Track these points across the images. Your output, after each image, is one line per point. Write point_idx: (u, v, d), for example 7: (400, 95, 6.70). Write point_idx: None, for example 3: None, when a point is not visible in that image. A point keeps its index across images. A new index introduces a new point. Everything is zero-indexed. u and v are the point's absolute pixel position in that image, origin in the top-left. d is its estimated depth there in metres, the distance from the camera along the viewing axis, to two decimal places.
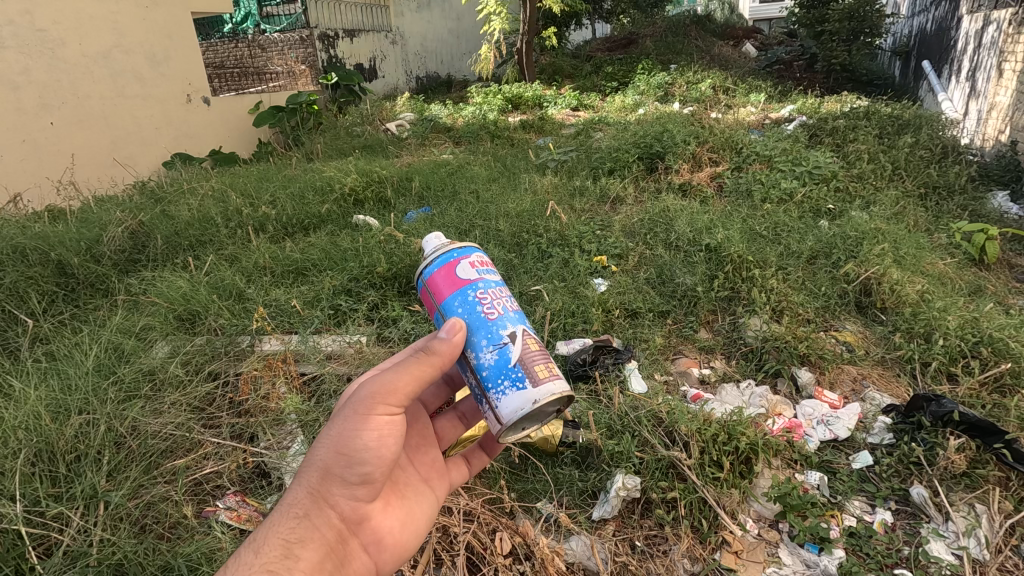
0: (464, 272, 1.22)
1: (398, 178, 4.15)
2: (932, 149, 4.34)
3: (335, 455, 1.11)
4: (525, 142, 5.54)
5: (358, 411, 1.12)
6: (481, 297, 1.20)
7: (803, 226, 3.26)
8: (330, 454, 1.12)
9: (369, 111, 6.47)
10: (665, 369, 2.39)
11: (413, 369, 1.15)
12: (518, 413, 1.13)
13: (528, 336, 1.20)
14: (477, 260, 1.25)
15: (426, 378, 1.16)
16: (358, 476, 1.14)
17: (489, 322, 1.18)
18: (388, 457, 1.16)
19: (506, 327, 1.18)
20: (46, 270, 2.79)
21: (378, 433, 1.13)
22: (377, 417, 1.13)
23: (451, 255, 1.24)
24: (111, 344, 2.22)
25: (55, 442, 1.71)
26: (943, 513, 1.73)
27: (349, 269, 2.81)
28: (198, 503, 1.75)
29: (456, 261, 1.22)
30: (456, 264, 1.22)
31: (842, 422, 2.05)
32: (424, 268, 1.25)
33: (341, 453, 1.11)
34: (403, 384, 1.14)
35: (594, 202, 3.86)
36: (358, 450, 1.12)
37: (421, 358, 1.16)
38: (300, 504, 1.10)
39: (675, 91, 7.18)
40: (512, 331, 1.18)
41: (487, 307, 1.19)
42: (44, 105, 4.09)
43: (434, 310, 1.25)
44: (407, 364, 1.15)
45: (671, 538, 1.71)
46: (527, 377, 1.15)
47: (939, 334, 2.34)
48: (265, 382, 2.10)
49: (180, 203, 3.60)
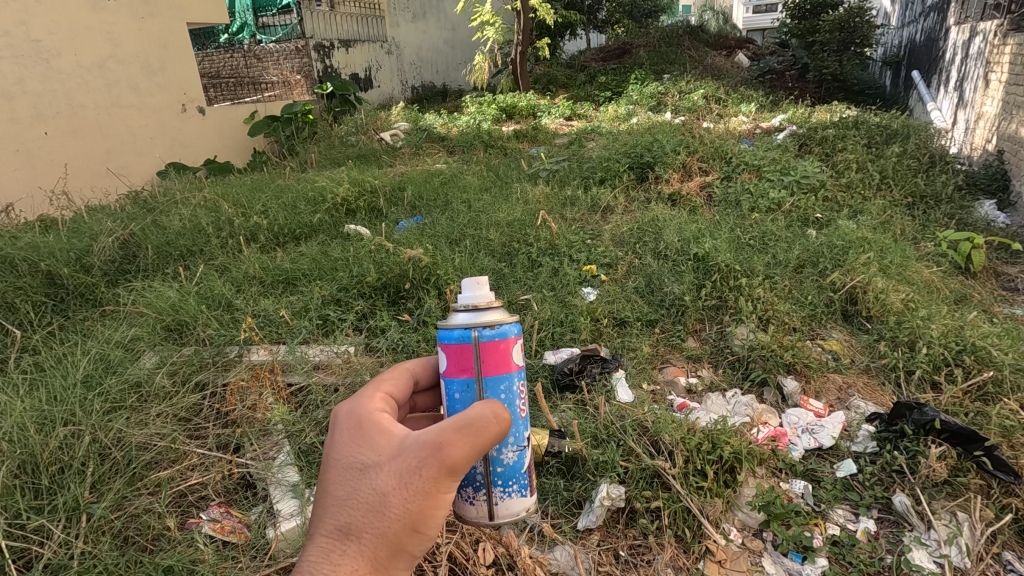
0: (518, 354, 1.18)
1: (390, 188, 4.17)
2: (920, 158, 4.39)
3: (407, 532, 1.01)
4: (518, 151, 5.58)
5: (435, 489, 1.00)
6: (524, 388, 1.20)
7: (791, 235, 3.28)
8: (402, 530, 1.00)
9: (364, 121, 6.50)
10: (652, 378, 2.41)
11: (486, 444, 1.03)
12: (514, 515, 1.22)
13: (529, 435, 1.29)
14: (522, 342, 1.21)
15: None
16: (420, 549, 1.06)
17: (519, 420, 1.22)
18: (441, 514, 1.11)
19: (527, 430, 1.25)
20: (35, 280, 2.78)
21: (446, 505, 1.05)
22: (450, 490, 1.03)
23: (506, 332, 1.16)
24: (97, 355, 2.21)
25: (39, 453, 1.71)
26: (925, 522, 1.73)
27: (339, 278, 2.82)
28: (182, 515, 1.74)
29: (516, 339, 1.18)
30: (515, 344, 1.17)
31: (827, 431, 2.06)
32: (486, 327, 1.13)
33: (413, 529, 1.01)
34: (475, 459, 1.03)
35: (585, 212, 3.88)
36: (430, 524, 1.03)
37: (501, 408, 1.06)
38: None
39: (667, 100, 7.24)
40: (529, 434, 1.26)
41: (523, 403, 1.22)
42: (38, 115, 4.10)
43: (471, 375, 1.14)
44: (486, 437, 1.02)
45: (654, 547, 1.72)
46: (531, 484, 1.25)
47: (922, 343, 2.37)
48: (252, 393, 2.11)
49: (172, 213, 3.61)
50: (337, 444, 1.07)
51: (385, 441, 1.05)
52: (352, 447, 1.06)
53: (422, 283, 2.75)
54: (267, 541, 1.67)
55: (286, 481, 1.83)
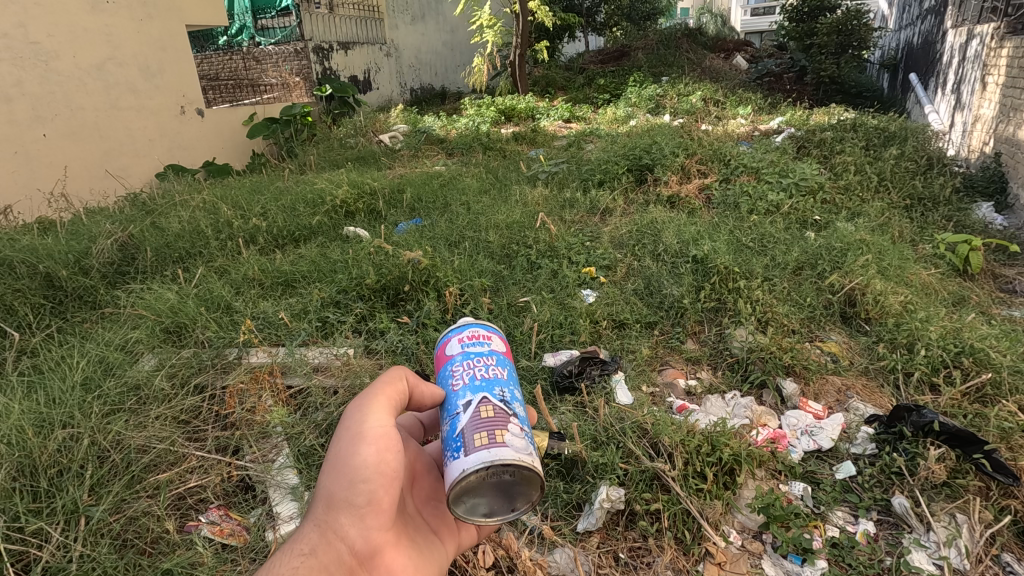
0: (451, 346, 1.28)
1: (389, 190, 4.18)
2: (918, 161, 4.40)
3: (335, 481, 1.11)
4: (516, 153, 5.58)
5: (349, 428, 1.14)
6: (455, 368, 1.23)
7: (789, 238, 3.29)
8: (331, 479, 1.12)
9: (363, 123, 6.50)
10: (651, 380, 2.41)
11: (390, 387, 1.19)
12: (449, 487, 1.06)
13: (485, 404, 1.14)
14: (470, 333, 1.29)
15: (406, 389, 1.21)
16: (360, 500, 1.11)
17: (454, 395, 1.19)
18: (391, 475, 1.13)
19: (461, 398, 1.17)
20: (33, 283, 2.77)
21: (373, 450, 1.12)
22: (369, 432, 1.14)
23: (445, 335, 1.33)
24: (96, 358, 2.20)
25: (38, 456, 1.70)
26: (924, 523, 1.74)
27: (338, 280, 2.82)
28: (181, 518, 1.74)
29: (450, 337, 1.30)
30: (448, 341, 1.30)
31: (826, 432, 2.06)
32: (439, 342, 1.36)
33: (340, 475, 1.11)
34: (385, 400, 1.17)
35: (584, 214, 3.89)
36: (355, 471, 1.11)
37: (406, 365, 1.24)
38: (307, 542, 1.09)
39: (666, 103, 7.25)
40: (467, 400, 1.16)
41: (455, 380, 1.22)
42: (37, 117, 4.09)
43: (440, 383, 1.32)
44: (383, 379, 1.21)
45: (654, 549, 1.72)
46: (460, 447, 1.08)
47: (921, 345, 2.37)
48: (251, 395, 2.10)
49: (170, 215, 3.60)
50: None
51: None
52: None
53: (421, 285, 2.75)
54: (266, 544, 1.67)
55: (286, 483, 1.84)
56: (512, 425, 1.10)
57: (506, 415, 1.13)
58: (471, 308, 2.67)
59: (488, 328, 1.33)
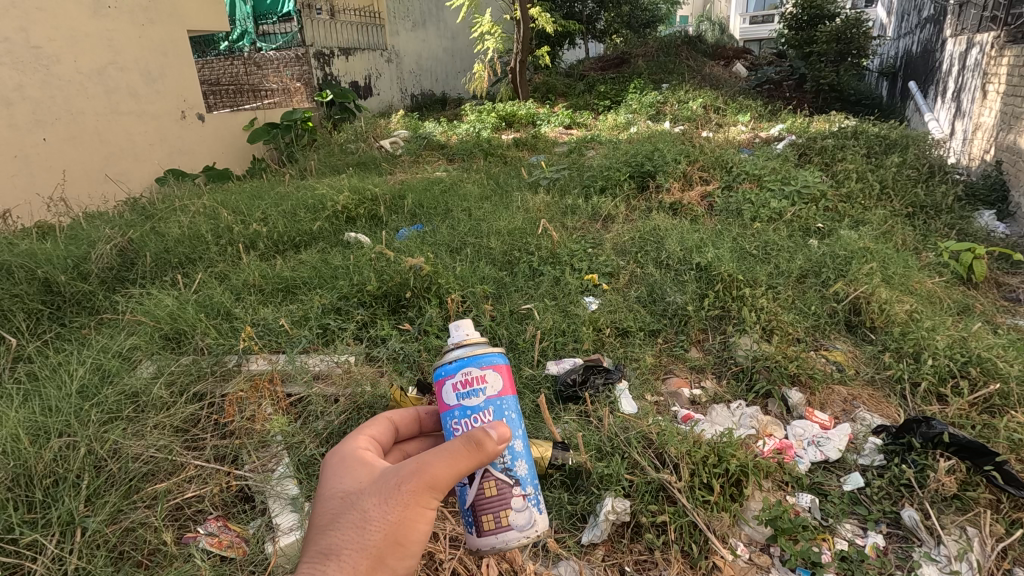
0: (448, 394, 1.23)
1: (391, 196, 4.16)
2: (919, 168, 4.40)
3: (390, 545, 1.04)
4: (518, 159, 5.57)
5: (413, 504, 1.06)
6: (457, 428, 1.23)
7: (793, 245, 3.26)
8: (382, 544, 1.03)
9: (364, 129, 6.50)
10: (655, 389, 2.39)
11: (461, 464, 1.08)
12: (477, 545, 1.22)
13: (488, 478, 1.20)
14: (461, 381, 1.23)
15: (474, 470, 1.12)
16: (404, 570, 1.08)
17: None
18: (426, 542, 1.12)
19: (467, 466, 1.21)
20: (31, 288, 2.75)
21: (427, 522, 1.09)
22: (429, 507, 1.08)
23: (442, 367, 1.25)
24: (92, 364, 2.16)
25: (34, 466, 1.67)
26: (934, 537, 1.71)
27: (339, 287, 2.80)
28: (179, 529, 1.70)
29: (445, 380, 1.24)
30: (443, 384, 1.24)
31: (833, 443, 2.05)
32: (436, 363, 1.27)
33: (395, 543, 1.05)
34: (452, 479, 1.09)
35: (585, 221, 3.87)
36: (410, 539, 1.06)
37: (476, 437, 1.10)
38: None
39: (666, 109, 7.25)
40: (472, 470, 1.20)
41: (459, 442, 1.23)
42: (37, 121, 4.08)
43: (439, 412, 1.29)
44: (457, 453, 1.08)
45: (661, 563, 1.69)
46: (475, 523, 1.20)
47: (928, 354, 2.35)
48: (251, 403, 2.08)
49: (170, 220, 3.58)
50: (330, 477, 1.16)
51: (366, 474, 1.14)
52: (338, 476, 1.14)
53: (423, 292, 2.73)
54: (266, 556, 1.64)
55: (285, 494, 1.80)
56: (515, 492, 1.21)
57: (509, 488, 1.21)
58: (474, 315, 2.65)
59: (474, 365, 1.23)
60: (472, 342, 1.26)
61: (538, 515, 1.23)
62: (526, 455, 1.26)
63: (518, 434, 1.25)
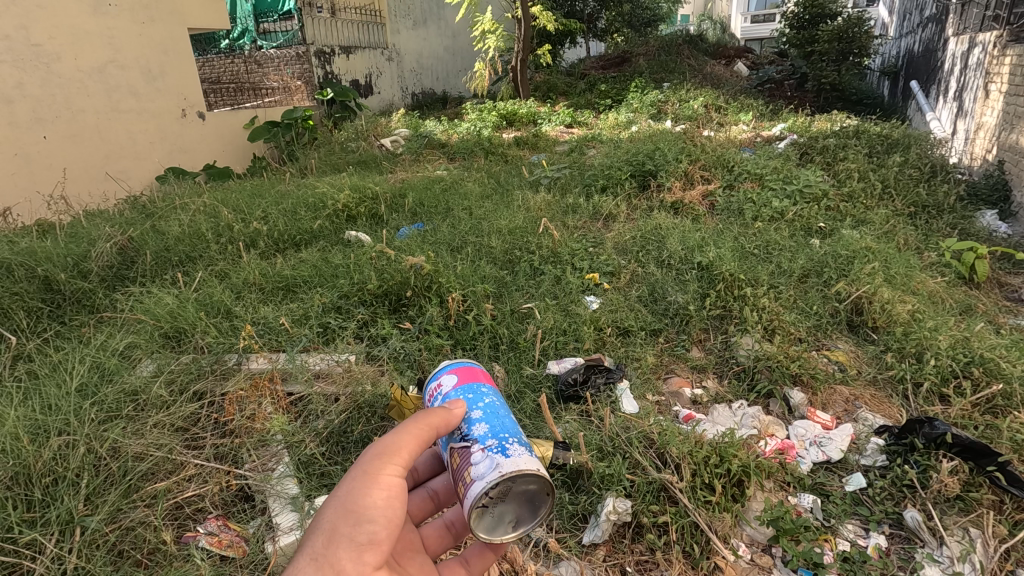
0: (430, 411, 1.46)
1: (391, 194, 4.15)
2: (921, 168, 4.38)
3: (342, 515, 1.07)
4: (518, 158, 5.56)
5: (367, 470, 1.13)
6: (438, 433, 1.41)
7: (795, 245, 3.24)
8: (335, 511, 1.08)
9: (364, 127, 6.49)
10: (657, 389, 2.38)
11: (414, 431, 1.20)
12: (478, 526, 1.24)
13: (456, 452, 1.31)
14: (429, 396, 1.46)
15: (425, 436, 1.21)
16: (364, 538, 1.07)
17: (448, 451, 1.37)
18: (397, 520, 1.12)
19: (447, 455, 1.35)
20: (31, 286, 2.75)
21: (386, 493, 1.12)
22: (386, 475, 1.14)
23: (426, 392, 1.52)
24: (92, 363, 2.15)
25: (32, 464, 1.66)
26: (936, 538, 1.71)
27: (339, 285, 2.79)
28: (178, 529, 1.69)
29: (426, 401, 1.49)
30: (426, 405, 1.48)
31: (835, 444, 2.04)
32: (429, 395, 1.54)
33: (347, 509, 1.08)
34: (407, 448, 1.18)
35: (586, 221, 3.85)
36: (366, 508, 1.09)
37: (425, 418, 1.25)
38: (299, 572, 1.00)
39: (668, 108, 7.24)
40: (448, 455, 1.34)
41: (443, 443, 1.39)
42: (37, 119, 4.07)
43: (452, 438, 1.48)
44: (409, 426, 1.21)
45: (662, 563, 1.68)
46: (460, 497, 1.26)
47: (930, 354, 2.34)
48: (251, 402, 2.07)
49: (170, 219, 3.58)
50: None
51: None
52: None
53: (424, 291, 2.72)
54: (265, 556, 1.63)
55: (285, 493, 1.80)
56: (473, 453, 1.26)
57: (467, 450, 1.27)
58: (475, 314, 2.64)
59: (433, 379, 1.47)
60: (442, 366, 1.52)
61: (502, 459, 1.22)
62: (488, 417, 1.32)
63: (476, 407, 1.35)
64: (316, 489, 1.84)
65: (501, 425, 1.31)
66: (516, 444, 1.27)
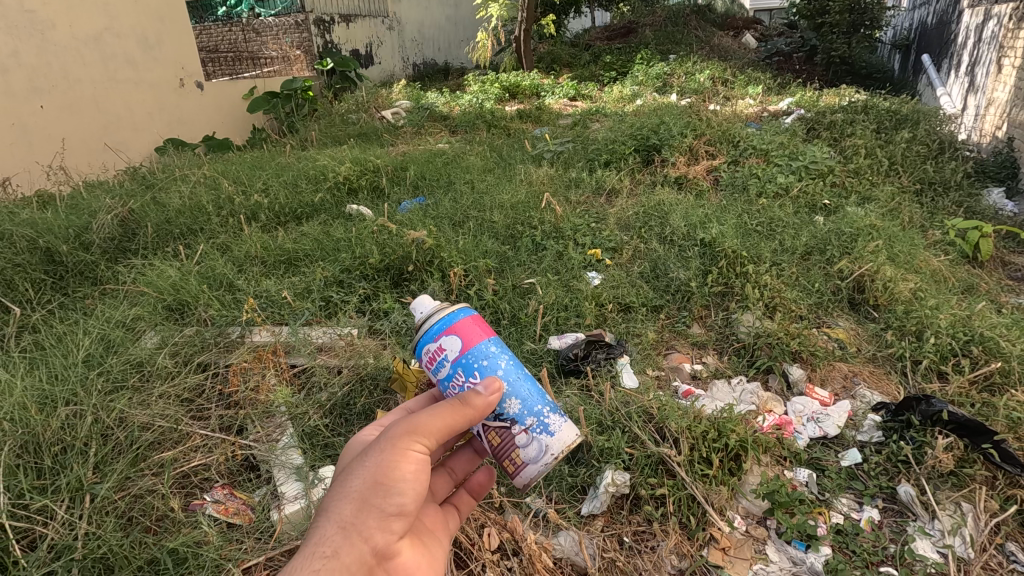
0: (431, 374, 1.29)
1: (392, 167, 4.11)
2: (929, 145, 4.32)
3: (371, 487, 1.02)
4: (521, 132, 5.49)
5: (397, 444, 1.06)
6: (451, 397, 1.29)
7: (798, 221, 3.21)
8: (365, 483, 1.03)
9: (365, 99, 6.40)
10: (657, 364, 2.40)
11: (446, 416, 1.12)
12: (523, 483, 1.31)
13: (490, 430, 1.27)
14: (427, 360, 1.26)
15: (456, 417, 1.13)
16: (392, 509, 1.04)
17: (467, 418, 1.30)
18: (424, 492, 1.08)
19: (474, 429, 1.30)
20: (34, 258, 2.75)
21: (414, 467, 1.07)
22: (414, 451, 1.07)
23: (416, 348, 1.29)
24: (97, 334, 2.17)
25: (41, 433, 1.69)
26: (929, 512, 1.75)
27: (341, 259, 2.79)
28: (186, 496, 1.74)
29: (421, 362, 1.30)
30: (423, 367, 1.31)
31: (833, 419, 2.07)
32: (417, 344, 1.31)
33: (377, 482, 1.03)
34: (439, 425, 1.10)
35: (589, 196, 3.83)
36: (395, 480, 1.04)
37: (458, 400, 1.15)
38: (328, 542, 0.98)
39: (673, 81, 7.11)
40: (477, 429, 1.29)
41: None
42: (34, 89, 4.03)
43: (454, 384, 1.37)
44: (442, 408, 1.12)
45: (659, 534, 1.71)
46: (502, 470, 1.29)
47: (930, 332, 2.35)
48: (255, 374, 2.09)
49: (171, 191, 3.56)
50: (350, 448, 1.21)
51: None
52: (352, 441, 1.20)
53: (426, 266, 2.72)
54: (271, 523, 1.66)
55: (290, 463, 1.83)
56: (512, 431, 1.25)
57: (507, 430, 1.25)
58: (476, 289, 2.64)
59: (429, 341, 1.25)
60: (433, 315, 1.27)
61: (549, 439, 1.24)
62: (516, 390, 1.24)
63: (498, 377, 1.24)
64: (320, 459, 1.88)
65: (528, 396, 1.26)
66: (553, 413, 1.26)
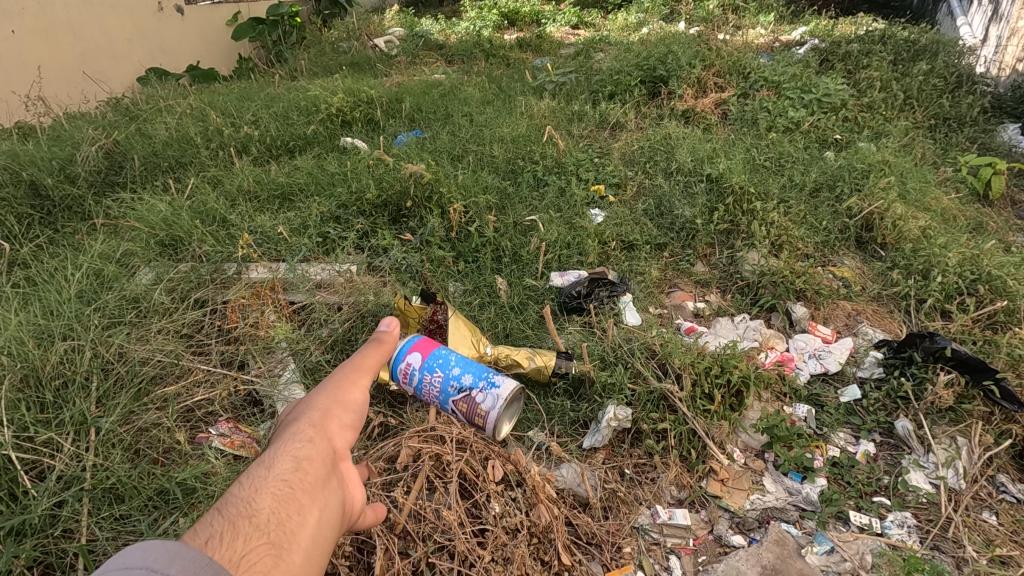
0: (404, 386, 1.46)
1: (387, 99, 3.92)
2: (946, 78, 4.11)
3: (330, 400, 1.02)
4: (521, 62, 5.23)
5: (345, 372, 1.08)
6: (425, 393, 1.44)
7: (808, 157, 3.11)
8: (324, 399, 1.02)
9: (356, 25, 6.04)
10: (660, 302, 2.38)
11: (379, 351, 1.17)
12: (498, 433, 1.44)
13: (460, 401, 1.43)
14: (401, 377, 1.45)
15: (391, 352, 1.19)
16: (351, 422, 1.03)
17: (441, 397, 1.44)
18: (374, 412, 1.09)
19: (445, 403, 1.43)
20: (18, 191, 2.65)
21: (362, 392, 1.08)
22: (361, 380, 1.09)
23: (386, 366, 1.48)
24: (89, 269, 2.12)
25: (41, 368, 1.68)
26: (925, 445, 1.77)
27: (338, 194, 2.69)
28: (191, 429, 1.74)
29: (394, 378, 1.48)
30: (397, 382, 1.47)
31: (834, 356, 2.06)
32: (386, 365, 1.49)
33: (335, 398, 1.03)
34: (375, 360, 1.15)
35: (592, 130, 3.68)
36: (349, 398, 1.04)
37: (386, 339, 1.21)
38: (297, 439, 0.93)
39: (682, 8, 6.72)
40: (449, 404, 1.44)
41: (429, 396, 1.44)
42: (3, 11, 3.75)
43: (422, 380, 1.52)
44: (376, 344, 1.18)
45: (659, 466, 1.75)
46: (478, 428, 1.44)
47: (937, 271, 2.32)
48: (254, 310, 2.06)
49: (156, 122, 3.40)
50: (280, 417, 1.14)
51: None
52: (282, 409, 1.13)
53: (424, 201, 2.63)
54: None
55: (294, 398, 1.83)
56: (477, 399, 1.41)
57: (471, 397, 1.42)
58: (477, 226, 2.57)
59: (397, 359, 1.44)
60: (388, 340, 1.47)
61: (497, 391, 1.42)
62: (467, 367, 1.43)
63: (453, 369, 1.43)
64: None
65: (475, 365, 1.46)
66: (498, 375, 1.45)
